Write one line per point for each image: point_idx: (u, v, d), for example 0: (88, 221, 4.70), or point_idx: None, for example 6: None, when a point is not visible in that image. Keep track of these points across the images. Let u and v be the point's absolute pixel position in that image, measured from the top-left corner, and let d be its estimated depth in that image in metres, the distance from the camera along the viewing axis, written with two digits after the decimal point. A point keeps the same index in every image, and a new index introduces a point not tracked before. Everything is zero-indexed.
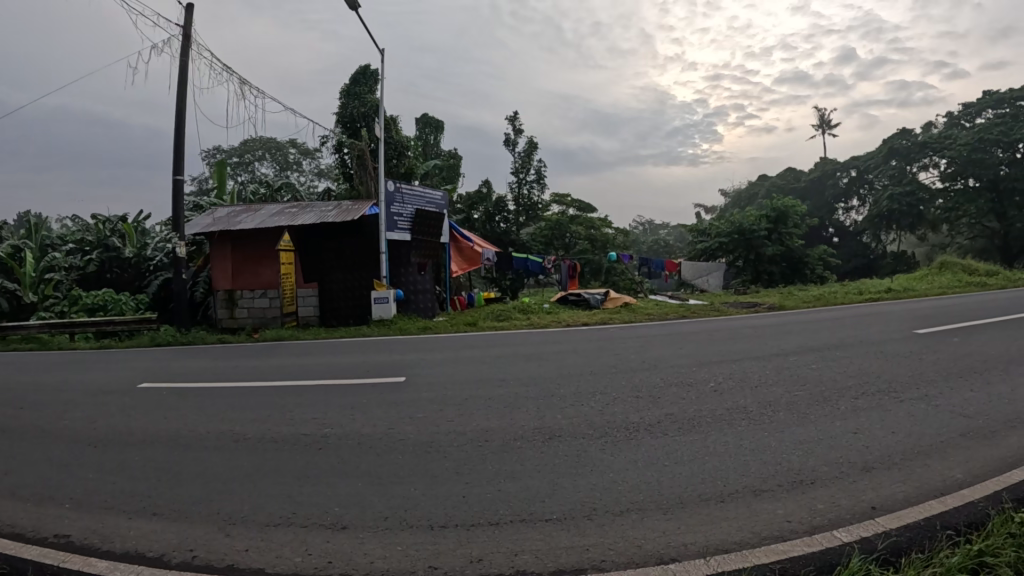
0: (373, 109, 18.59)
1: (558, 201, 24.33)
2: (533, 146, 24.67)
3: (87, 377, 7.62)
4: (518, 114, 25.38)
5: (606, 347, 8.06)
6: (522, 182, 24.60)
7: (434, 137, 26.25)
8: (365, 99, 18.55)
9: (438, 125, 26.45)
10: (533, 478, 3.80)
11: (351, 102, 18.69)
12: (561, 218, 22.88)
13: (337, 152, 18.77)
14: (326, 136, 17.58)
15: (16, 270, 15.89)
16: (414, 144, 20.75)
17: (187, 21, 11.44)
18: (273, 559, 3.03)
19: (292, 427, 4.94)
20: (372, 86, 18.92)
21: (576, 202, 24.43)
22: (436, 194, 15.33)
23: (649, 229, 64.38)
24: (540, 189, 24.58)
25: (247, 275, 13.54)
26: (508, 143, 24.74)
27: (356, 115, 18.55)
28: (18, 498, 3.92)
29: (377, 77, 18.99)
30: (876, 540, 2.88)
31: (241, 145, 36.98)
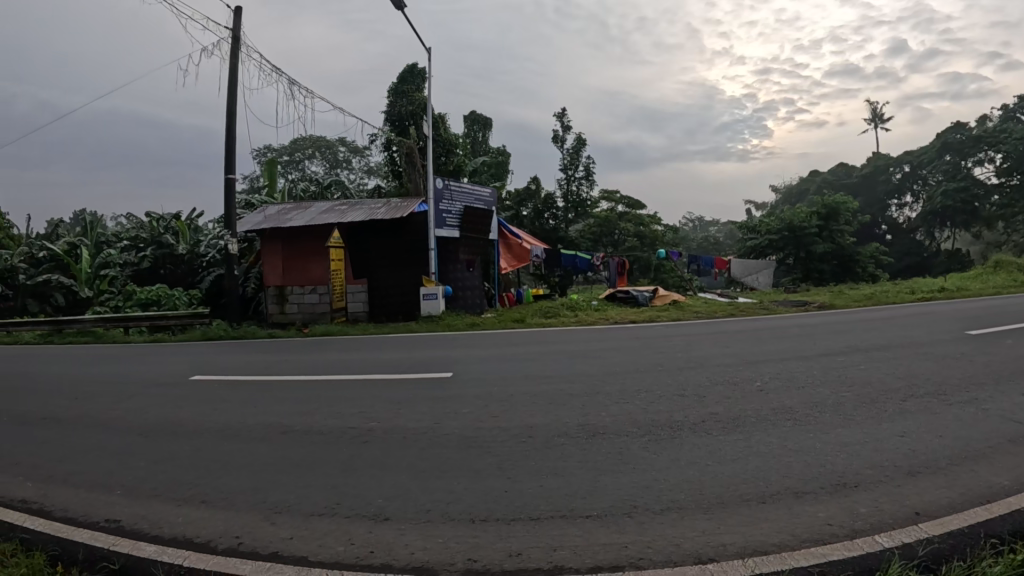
0: (420, 107, 18.72)
1: (606, 198, 24.17)
2: (582, 143, 24.52)
3: (141, 369, 7.87)
4: (565, 110, 25.23)
5: (650, 345, 7.97)
6: (570, 179, 24.45)
7: (483, 134, 26.32)
8: (412, 97, 18.68)
9: (487, 122, 26.49)
10: (575, 474, 3.81)
11: (399, 101, 18.86)
12: (610, 215, 22.90)
13: (386, 150, 18.98)
14: (374, 135, 17.81)
15: (72, 267, 16.59)
16: (462, 141, 20.80)
17: (237, 24, 11.69)
18: (316, 548, 3.11)
19: (338, 420, 5.02)
20: (419, 84, 19.09)
21: (625, 199, 24.16)
22: (485, 191, 15.34)
23: (700, 225, 63.46)
24: (589, 186, 24.44)
25: (297, 272, 13.88)
26: (556, 139, 24.63)
27: (403, 114, 18.72)
28: (74, 486, 4.10)
29: (426, 75, 19.17)
30: (915, 545, 2.81)
31: (291, 144, 37.75)
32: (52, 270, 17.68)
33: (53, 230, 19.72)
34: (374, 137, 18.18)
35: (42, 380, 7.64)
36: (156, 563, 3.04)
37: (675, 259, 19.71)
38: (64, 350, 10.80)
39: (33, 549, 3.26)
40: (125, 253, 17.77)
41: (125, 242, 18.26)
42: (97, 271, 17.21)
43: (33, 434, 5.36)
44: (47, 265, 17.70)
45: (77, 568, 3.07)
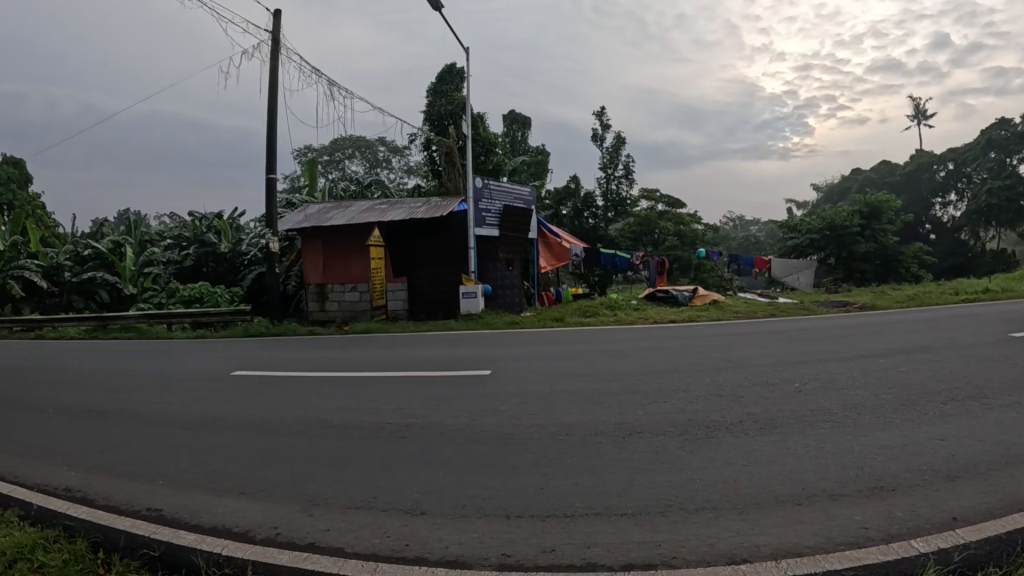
0: (460, 106, 18.82)
1: (646, 197, 24.01)
2: (621, 142, 24.41)
3: (185, 364, 8.07)
4: (604, 109, 25.16)
5: (688, 345, 7.93)
6: (610, 178, 24.35)
7: (522, 133, 26.36)
8: (451, 97, 18.79)
9: (526, 121, 26.51)
10: (609, 472, 3.82)
11: (439, 100, 18.99)
12: (651, 214, 22.74)
13: (426, 149, 19.14)
14: (415, 134, 17.96)
15: (117, 265, 17.21)
16: (502, 140, 20.85)
17: (277, 27, 11.90)
18: (353, 540, 3.18)
19: (376, 416, 5.10)
20: (458, 84, 19.21)
21: (665, 197, 23.97)
22: (525, 190, 15.36)
23: (740, 225, 62.59)
24: (629, 185, 24.35)
25: (337, 269, 14.14)
26: (596, 138, 24.54)
27: (443, 113, 18.84)
28: (119, 476, 4.27)
29: (464, 75, 19.27)
30: (952, 550, 2.77)
31: (332, 144, 38.30)
32: (98, 267, 18.19)
33: (98, 228, 20.27)
34: (414, 137, 18.34)
35: (91, 374, 7.89)
36: (197, 551, 3.15)
37: (716, 257, 19.61)
38: (111, 345, 11.13)
39: (78, 536, 3.41)
40: (169, 251, 18.31)
41: (169, 241, 18.73)
42: (141, 268, 17.83)
43: (83, 426, 5.56)
44: (93, 262, 18.22)
45: (119, 554, 3.20)
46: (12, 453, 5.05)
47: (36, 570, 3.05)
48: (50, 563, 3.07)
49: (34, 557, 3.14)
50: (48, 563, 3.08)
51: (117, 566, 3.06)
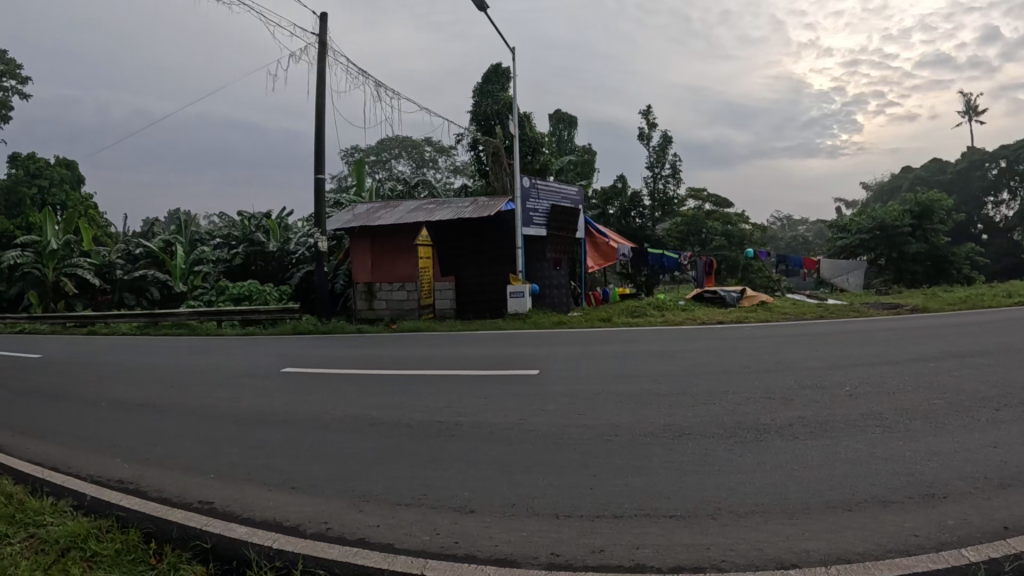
0: (506, 107, 18.84)
1: (693, 196, 23.80)
2: (668, 141, 24.17)
3: (237, 360, 8.23)
4: (650, 108, 24.92)
5: (739, 346, 7.82)
6: (657, 177, 24.21)
7: (568, 133, 26.30)
8: (497, 97, 18.83)
9: (572, 120, 26.47)
10: (658, 474, 3.79)
11: (485, 101, 19.05)
12: (698, 214, 22.59)
13: (473, 150, 19.22)
14: (461, 135, 18.04)
15: (168, 264, 17.75)
16: (549, 139, 20.81)
17: (323, 29, 12.05)
18: (402, 536, 3.21)
19: (425, 414, 5.13)
20: (504, 84, 19.25)
21: (713, 197, 23.72)
22: (573, 189, 15.32)
23: (788, 224, 61.48)
24: (676, 184, 24.16)
25: (386, 269, 14.27)
26: (642, 138, 24.32)
27: (489, 113, 18.89)
28: (174, 470, 4.37)
29: (510, 74, 19.27)
30: (1005, 560, 2.68)
31: (379, 144, 38.79)
32: (149, 266, 18.71)
33: (150, 228, 20.80)
34: (460, 137, 18.42)
35: (146, 369, 8.10)
36: (248, 543, 3.21)
37: (762, 258, 19.65)
38: (163, 341, 11.41)
39: (131, 526, 3.51)
40: (218, 250, 18.69)
41: (218, 240, 19.12)
42: (191, 267, 18.34)
43: (137, 419, 5.71)
44: (145, 261, 18.74)
45: (171, 544, 3.28)
46: (71, 445, 5.21)
47: (89, 559, 3.14)
48: (104, 554, 3.15)
49: (87, 546, 3.24)
50: (101, 552, 3.18)
51: (169, 556, 3.14)
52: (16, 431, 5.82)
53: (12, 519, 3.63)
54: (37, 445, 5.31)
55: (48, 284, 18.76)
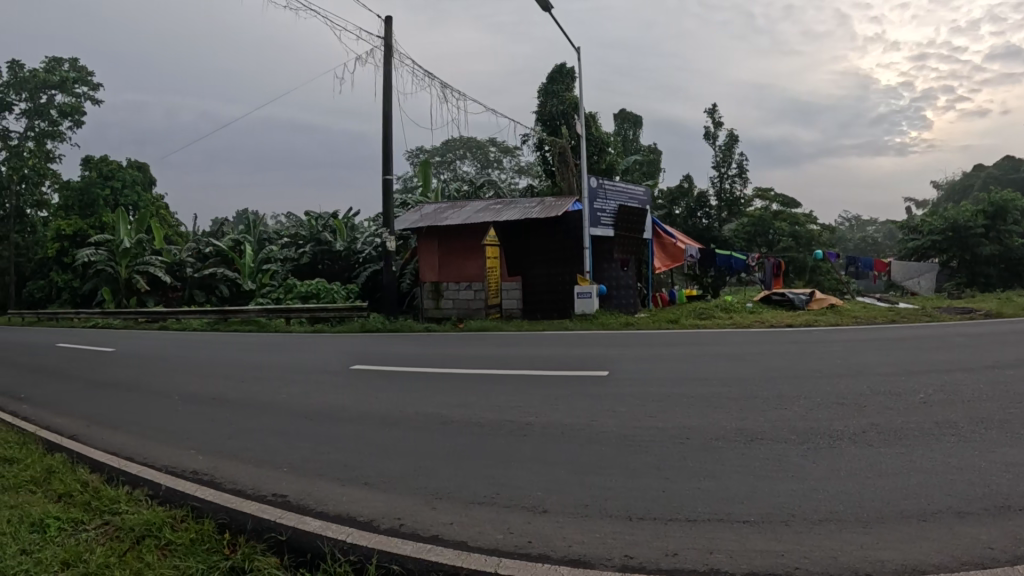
0: (572, 106, 18.82)
1: (760, 196, 23.28)
2: (734, 139, 23.75)
3: (310, 356, 8.43)
4: (716, 106, 24.48)
5: (812, 350, 7.64)
6: (723, 177, 23.79)
7: (633, 132, 26.14)
8: (562, 97, 18.83)
9: (637, 120, 26.30)
10: (731, 478, 3.73)
11: (550, 101, 19.07)
12: (765, 213, 21.48)
13: (539, 150, 19.26)
14: (527, 135, 18.10)
15: (237, 262, 18.25)
16: (615, 139, 20.71)
17: (389, 32, 12.24)
18: (476, 534, 3.23)
19: (495, 413, 5.16)
20: (569, 84, 19.23)
21: (780, 197, 23.16)
22: (639, 189, 15.26)
23: (857, 224, 59.77)
24: (743, 183, 23.64)
25: (452, 269, 14.33)
26: (707, 137, 23.96)
27: (555, 113, 18.90)
28: (250, 463, 4.49)
29: (574, 74, 19.23)
30: None
31: (444, 145, 39.20)
32: (218, 263, 19.33)
33: (219, 228, 21.45)
34: (527, 137, 18.48)
35: (224, 363, 8.37)
36: (322, 536, 3.28)
37: (831, 259, 18.61)
38: (236, 337, 11.75)
39: (205, 517, 3.62)
40: (286, 249, 19.14)
41: (286, 240, 19.56)
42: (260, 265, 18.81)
43: (210, 413, 5.90)
44: (214, 259, 19.38)
45: (245, 535, 3.37)
46: (148, 435, 5.42)
47: (164, 547, 3.26)
48: (180, 543, 3.26)
49: (162, 534, 3.37)
50: (176, 541, 3.30)
51: (243, 548, 3.23)
52: (102, 421, 6.07)
53: (91, 507, 3.79)
54: (115, 435, 5.54)
55: (121, 280, 19.65)
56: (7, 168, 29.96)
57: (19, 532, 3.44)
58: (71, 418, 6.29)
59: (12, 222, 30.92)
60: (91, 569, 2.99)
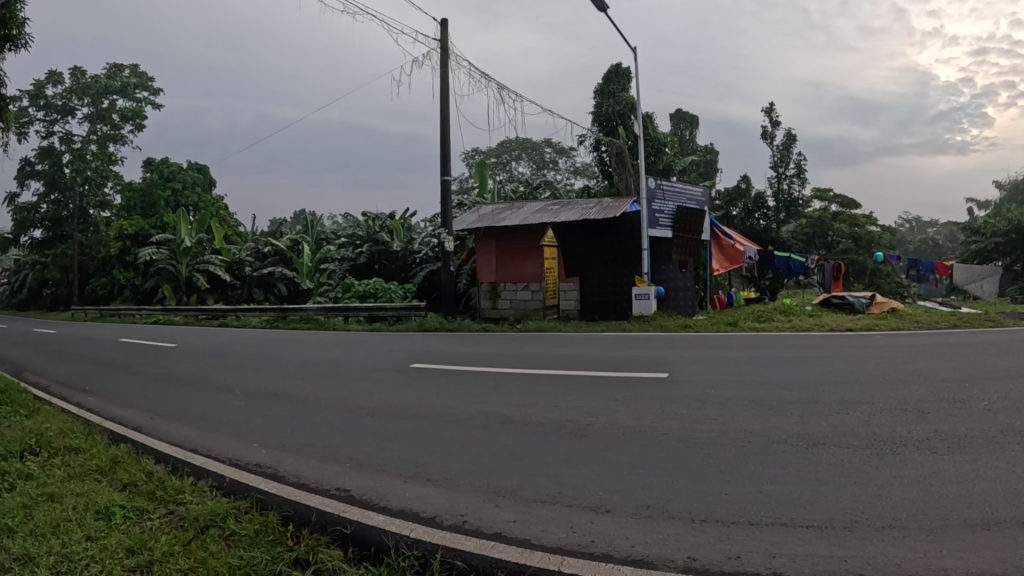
0: (629, 107, 18.73)
1: (818, 196, 22.83)
2: (792, 138, 23.29)
3: (371, 355, 8.60)
4: (773, 105, 24.07)
5: (876, 355, 7.48)
6: (781, 177, 23.41)
7: (689, 132, 25.90)
8: (619, 97, 18.77)
9: (693, 120, 26.07)
10: (793, 482, 3.71)
11: (606, 101, 19.02)
12: (823, 214, 20.88)
13: (596, 151, 19.21)
14: (583, 136, 18.08)
15: (296, 262, 18.70)
16: (672, 139, 20.54)
17: (445, 34, 12.38)
18: (539, 532, 3.28)
19: (555, 414, 5.20)
20: (625, 84, 19.13)
21: (839, 197, 22.66)
22: (697, 190, 15.13)
23: (918, 225, 58.03)
24: (801, 184, 23.18)
25: (511, 269, 14.56)
26: (764, 136, 23.54)
27: (612, 114, 18.84)
28: (313, 458, 4.63)
29: (630, 74, 19.13)
30: None
31: (499, 146, 39.36)
32: (277, 263, 19.82)
33: (278, 228, 21.94)
34: (583, 138, 18.47)
35: (289, 360, 8.60)
36: (385, 531, 3.35)
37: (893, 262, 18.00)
38: (297, 335, 12.03)
39: (269, 509, 3.74)
40: (343, 249, 19.47)
41: (344, 240, 19.86)
42: (319, 265, 19.22)
43: (273, 408, 6.08)
44: (272, 259, 19.87)
45: (309, 528, 3.47)
46: (213, 429, 5.61)
47: (230, 537, 3.38)
48: (246, 534, 3.38)
49: (226, 525, 3.49)
50: (240, 532, 3.41)
51: (307, 540, 3.32)
52: (170, 414, 6.31)
53: (155, 496, 3.95)
54: (181, 428, 5.73)
55: (182, 278, 20.31)
56: (72, 170, 31.12)
57: (88, 519, 3.59)
58: (139, 410, 6.53)
59: (78, 222, 32.12)
60: (158, 556, 3.11)
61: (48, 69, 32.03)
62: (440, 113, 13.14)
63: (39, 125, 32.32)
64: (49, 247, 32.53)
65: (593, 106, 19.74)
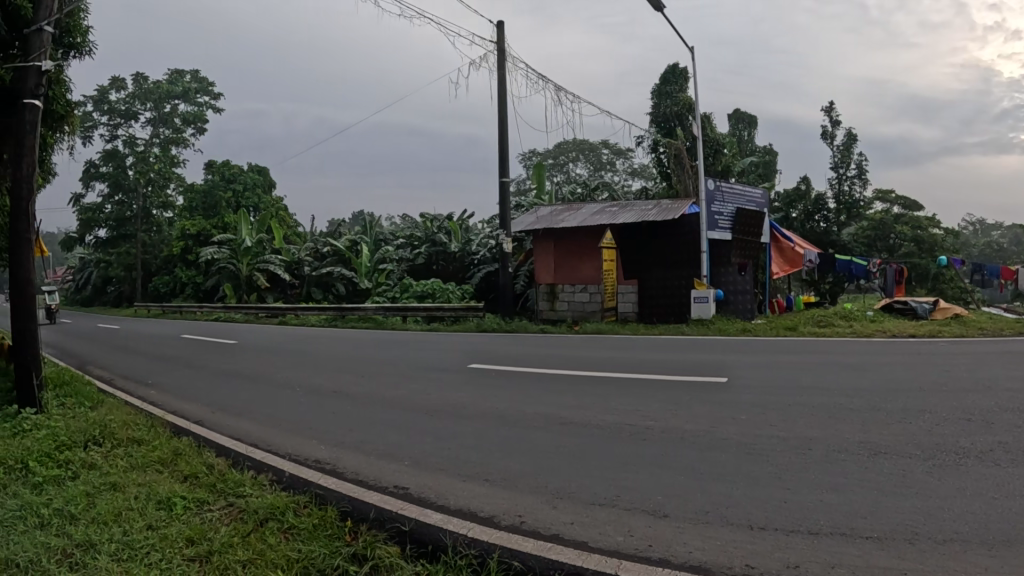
0: (687, 107, 18.50)
1: (880, 198, 22.23)
2: (854, 138, 22.70)
3: (430, 354, 8.69)
4: (834, 104, 23.46)
5: (945, 363, 7.23)
6: (841, 178, 22.79)
7: (748, 132, 25.47)
8: (677, 98, 18.55)
9: (752, 120, 25.61)
10: (853, 492, 3.62)
11: (663, 102, 18.83)
12: (885, 217, 20.44)
13: (653, 152, 19.03)
14: (641, 137, 17.93)
15: (356, 262, 19.00)
16: (731, 140, 20.20)
17: (502, 37, 12.43)
18: (596, 535, 3.27)
19: (614, 417, 5.17)
20: (682, 84, 18.89)
21: (902, 198, 21.97)
22: (756, 192, 14.86)
23: (988, 229, 55.87)
24: (862, 185, 22.55)
25: (568, 270, 14.54)
26: (825, 135, 22.97)
27: (669, 115, 18.64)
28: (372, 455, 4.71)
29: (688, 73, 18.88)
30: None
31: (557, 147, 39.27)
32: (336, 263, 20.19)
33: (337, 228, 22.37)
34: (641, 140, 18.32)
35: (350, 359, 8.75)
36: (443, 530, 3.39)
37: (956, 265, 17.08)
38: (356, 334, 12.24)
39: (327, 504, 3.81)
40: (402, 250, 19.74)
41: (402, 241, 20.17)
42: (377, 265, 19.50)
43: (332, 406, 6.20)
44: (332, 259, 20.25)
45: (367, 524, 3.53)
46: (274, 425, 5.75)
47: (288, 531, 3.46)
48: (305, 528, 3.45)
49: (285, 519, 3.57)
50: (298, 525, 3.49)
51: (365, 535, 3.38)
52: (234, 409, 6.48)
53: (215, 488, 4.07)
54: (240, 423, 5.89)
55: (243, 277, 20.84)
56: (135, 172, 32.21)
57: (150, 509, 3.72)
58: (203, 404, 6.73)
59: (142, 222, 33.25)
60: (216, 547, 3.21)
61: (112, 76, 33.29)
62: (498, 115, 13.20)
63: (103, 129, 33.61)
64: (114, 246, 33.73)
65: (651, 107, 19.56)
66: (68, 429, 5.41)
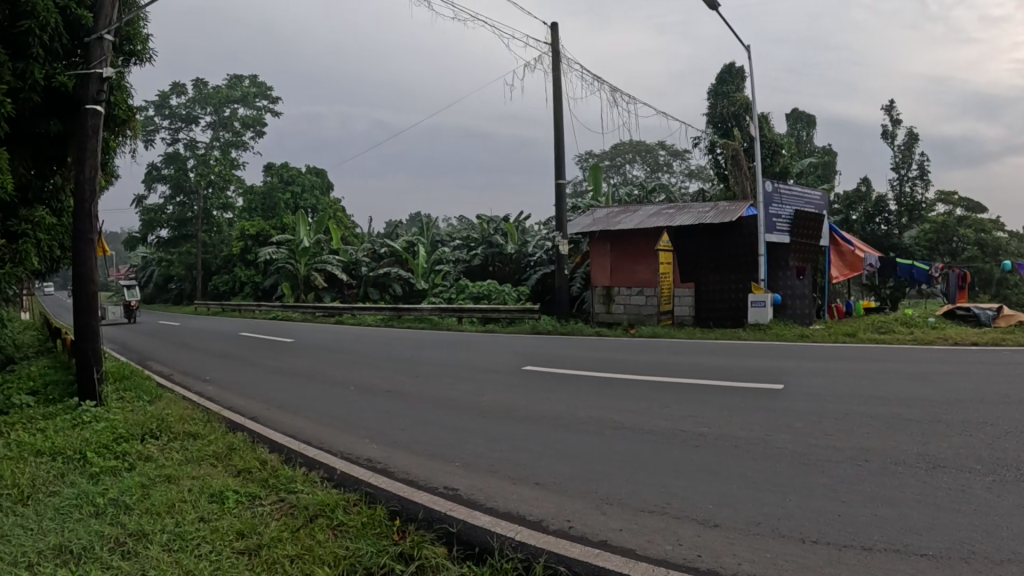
0: (744, 107, 18.16)
1: (943, 199, 21.46)
2: (915, 138, 22.04)
3: (483, 356, 8.70)
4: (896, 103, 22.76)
5: (1016, 374, 6.91)
6: (903, 179, 22.13)
7: (807, 132, 24.92)
8: (733, 97, 18.23)
9: (811, 120, 25.06)
10: (911, 507, 3.47)
11: (720, 102, 18.53)
12: (948, 219, 19.70)
13: (709, 153, 18.74)
14: (697, 138, 17.67)
15: (413, 263, 19.16)
16: (789, 140, 19.77)
17: (556, 38, 12.39)
18: (644, 543, 3.21)
19: (667, 422, 5.08)
20: (739, 84, 18.54)
21: (966, 201, 21.24)
22: (815, 193, 14.49)
23: None
24: (925, 187, 21.84)
25: (625, 273, 14.40)
26: (885, 135, 22.32)
27: (726, 115, 18.33)
28: (424, 455, 4.72)
29: (744, 73, 18.54)
30: None
31: (613, 148, 38.98)
32: (393, 263, 20.41)
33: (395, 229, 22.63)
34: (696, 141, 18.06)
35: (406, 359, 8.83)
36: (490, 532, 3.36)
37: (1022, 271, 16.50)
38: (411, 335, 12.36)
39: (377, 503, 3.83)
40: (457, 251, 19.82)
41: (458, 242, 20.28)
42: (433, 265, 19.66)
43: (385, 405, 6.25)
44: (389, 259, 20.48)
45: (415, 524, 3.52)
46: (328, 422, 5.82)
47: (337, 528, 3.48)
48: (354, 525, 3.47)
49: (335, 516, 3.59)
50: (347, 523, 3.51)
51: (413, 535, 3.38)
52: (291, 405, 6.60)
53: (268, 483, 4.12)
54: (294, 420, 5.98)
55: (301, 277, 21.26)
56: (197, 174, 33.07)
57: (203, 501, 3.80)
58: (260, 401, 6.87)
59: (203, 223, 34.17)
60: (265, 541, 3.25)
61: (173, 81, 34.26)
62: (553, 117, 13.16)
63: (166, 133, 34.63)
64: (176, 246, 34.73)
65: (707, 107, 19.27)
66: (127, 421, 5.57)
